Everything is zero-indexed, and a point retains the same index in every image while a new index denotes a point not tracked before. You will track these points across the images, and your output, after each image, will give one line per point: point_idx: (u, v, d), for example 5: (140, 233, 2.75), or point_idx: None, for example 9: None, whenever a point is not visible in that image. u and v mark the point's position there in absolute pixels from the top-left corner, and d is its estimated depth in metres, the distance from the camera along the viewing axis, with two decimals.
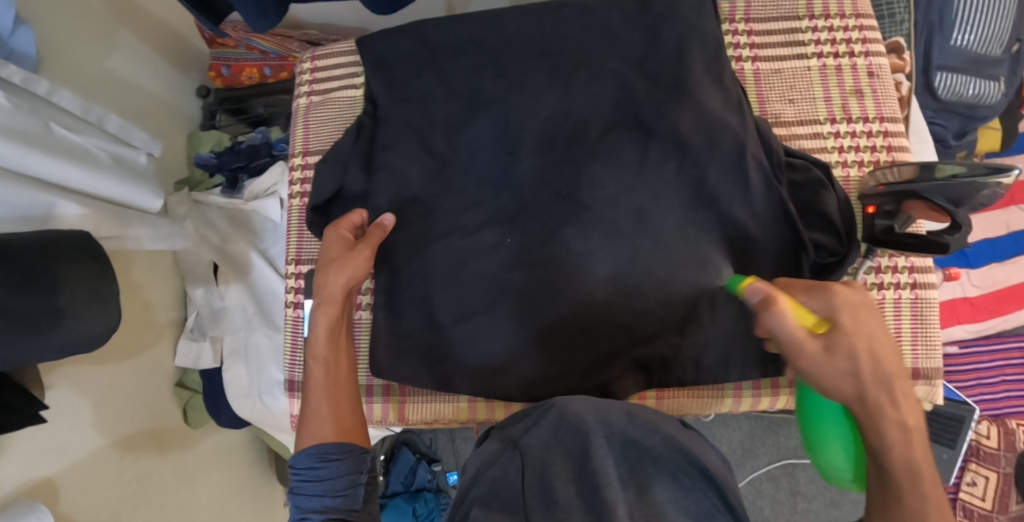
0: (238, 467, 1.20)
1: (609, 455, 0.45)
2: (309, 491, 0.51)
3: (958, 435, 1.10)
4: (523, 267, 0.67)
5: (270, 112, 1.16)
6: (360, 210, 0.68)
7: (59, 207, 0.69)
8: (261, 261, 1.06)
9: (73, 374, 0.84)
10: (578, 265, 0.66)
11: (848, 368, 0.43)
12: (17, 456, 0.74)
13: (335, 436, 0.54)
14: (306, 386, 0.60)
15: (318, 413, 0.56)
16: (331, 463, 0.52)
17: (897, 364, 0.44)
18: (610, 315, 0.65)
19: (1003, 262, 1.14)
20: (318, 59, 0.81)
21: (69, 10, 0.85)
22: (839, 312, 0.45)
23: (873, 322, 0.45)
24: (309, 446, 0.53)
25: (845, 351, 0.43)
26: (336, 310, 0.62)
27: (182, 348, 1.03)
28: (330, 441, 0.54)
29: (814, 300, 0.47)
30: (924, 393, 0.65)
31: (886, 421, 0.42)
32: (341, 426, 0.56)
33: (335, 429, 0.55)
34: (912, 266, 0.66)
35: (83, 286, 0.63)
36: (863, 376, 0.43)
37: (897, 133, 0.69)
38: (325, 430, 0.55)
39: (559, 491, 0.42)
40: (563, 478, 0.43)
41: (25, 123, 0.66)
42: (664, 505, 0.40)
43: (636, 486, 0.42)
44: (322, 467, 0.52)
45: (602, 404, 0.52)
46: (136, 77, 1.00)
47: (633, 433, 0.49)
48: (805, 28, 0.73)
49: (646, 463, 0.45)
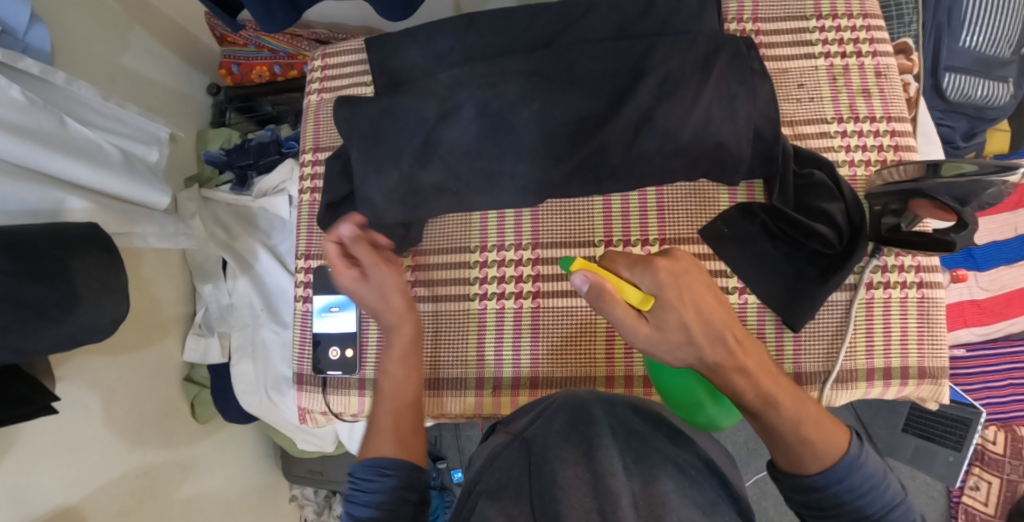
0: (244, 461, 1.21)
1: (612, 446, 0.46)
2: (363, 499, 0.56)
3: (964, 437, 1.10)
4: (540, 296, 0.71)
5: (278, 110, 1.19)
6: (353, 236, 0.67)
7: (70, 203, 0.71)
8: (269, 256, 1.07)
9: (80, 368, 0.84)
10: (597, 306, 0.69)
11: (682, 337, 0.52)
12: (26, 447, 0.75)
13: (395, 449, 0.59)
14: (376, 399, 0.66)
15: (382, 425, 0.62)
16: (385, 478, 0.56)
17: (724, 313, 0.54)
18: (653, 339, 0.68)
19: (1011, 265, 1.13)
20: (327, 57, 0.82)
21: (83, 8, 0.86)
22: (662, 289, 0.52)
23: (692, 283, 0.53)
24: (370, 458, 0.58)
25: (676, 325, 0.52)
26: (408, 332, 0.66)
27: (191, 343, 1.04)
28: (387, 456, 0.58)
29: (638, 274, 0.53)
30: (930, 393, 0.65)
31: (730, 373, 0.54)
32: (402, 441, 0.60)
33: (395, 444, 0.59)
34: (919, 266, 0.65)
35: (95, 277, 0.65)
36: (697, 341, 0.53)
37: (905, 132, 0.69)
38: (387, 443, 0.59)
39: (561, 481, 0.43)
40: (569, 464, 0.44)
41: (39, 119, 0.67)
42: (667, 495, 0.41)
43: (641, 475, 0.43)
44: (375, 481, 0.56)
45: (608, 396, 0.53)
46: (149, 73, 1.02)
47: (638, 425, 0.50)
48: (813, 27, 0.72)
49: (651, 454, 0.46)
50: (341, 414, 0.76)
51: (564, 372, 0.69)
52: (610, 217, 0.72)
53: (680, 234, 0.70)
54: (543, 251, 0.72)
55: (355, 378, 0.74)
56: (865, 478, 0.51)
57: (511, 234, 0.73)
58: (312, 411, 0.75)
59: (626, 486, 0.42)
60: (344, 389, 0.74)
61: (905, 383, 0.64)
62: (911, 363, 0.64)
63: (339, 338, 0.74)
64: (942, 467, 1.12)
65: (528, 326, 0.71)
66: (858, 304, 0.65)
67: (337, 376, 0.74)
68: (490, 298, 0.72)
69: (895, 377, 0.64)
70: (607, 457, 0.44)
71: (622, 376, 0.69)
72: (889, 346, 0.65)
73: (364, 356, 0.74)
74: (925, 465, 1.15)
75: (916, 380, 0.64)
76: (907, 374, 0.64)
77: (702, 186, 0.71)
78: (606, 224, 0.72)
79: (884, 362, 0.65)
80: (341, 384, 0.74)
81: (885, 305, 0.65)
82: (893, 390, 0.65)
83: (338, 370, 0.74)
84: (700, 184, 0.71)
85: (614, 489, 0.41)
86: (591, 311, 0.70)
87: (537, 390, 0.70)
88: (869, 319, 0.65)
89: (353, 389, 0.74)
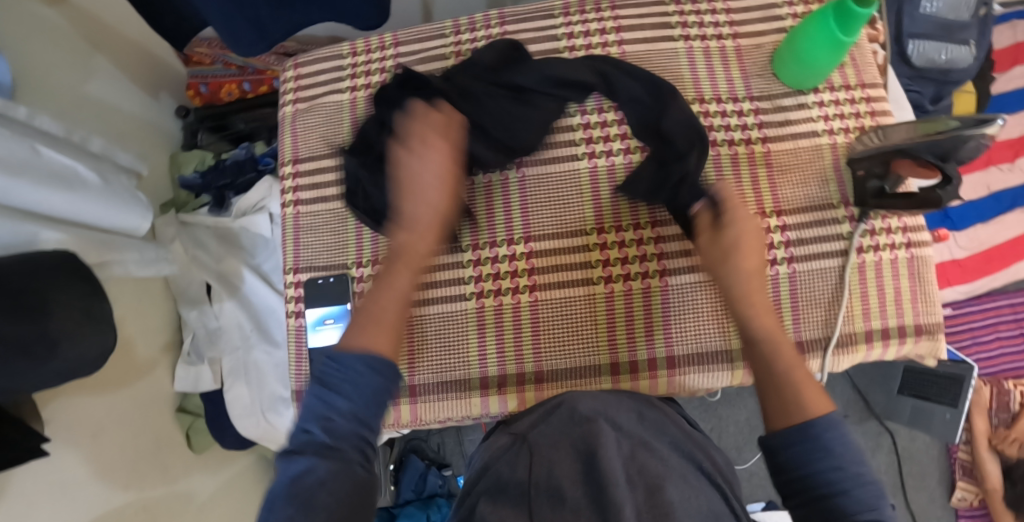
0: (246, 488, 1.18)
1: (617, 456, 0.48)
2: (343, 391, 0.50)
3: (960, 394, 1.09)
4: (537, 288, 0.70)
5: (251, 127, 1.15)
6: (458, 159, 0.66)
7: (44, 237, 0.67)
8: (255, 277, 1.05)
9: (69, 405, 0.81)
10: (603, 294, 0.70)
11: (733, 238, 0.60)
12: (20, 493, 0.72)
13: (382, 344, 0.54)
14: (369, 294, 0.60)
15: (374, 317, 0.57)
16: (365, 377, 0.51)
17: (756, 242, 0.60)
18: (652, 321, 0.69)
19: (987, 223, 1.17)
20: (300, 66, 0.81)
21: (42, 34, 0.83)
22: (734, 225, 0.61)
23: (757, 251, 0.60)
24: (355, 348, 0.53)
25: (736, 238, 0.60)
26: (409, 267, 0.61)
27: (181, 372, 1.01)
28: (375, 351, 0.53)
29: None
30: (927, 349, 0.65)
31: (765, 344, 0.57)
32: (389, 336, 0.55)
33: (382, 337, 0.55)
34: (905, 226, 0.65)
35: (79, 310, 0.63)
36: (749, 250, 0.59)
37: (879, 98, 0.69)
38: (374, 335, 0.54)
39: (568, 496, 0.46)
40: (571, 479, 0.47)
41: (10, 147, 0.64)
42: (673, 503, 0.44)
43: (645, 486, 0.46)
44: (353, 375, 0.51)
45: (609, 400, 0.54)
46: (116, 99, 0.99)
47: (642, 433, 0.52)
48: (781, 3, 0.73)
49: (654, 463, 0.48)
50: None
51: (570, 362, 0.69)
52: (601, 202, 0.72)
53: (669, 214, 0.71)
54: (536, 243, 0.72)
55: None
56: (845, 448, 0.48)
57: (502, 230, 0.72)
58: None
59: (629, 497, 0.44)
60: None
61: (903, 342, 0.64)
62: (907, 321, 0.64)
63: None
64: (941, 425, 1.09)
65: (528, 320, 0.70)
66: (851, 269, 0.65)
67: None
68: (486, 295, 0.71)
69: (893, 336, 0.64)
70: (609, 465, 0.46)
71: (626, 362, 0.68)
72: (884, 306, 0.65)
73: None
74: (924, 425, 1.12)
75: (913, 337, 0.64)
76: (904, 332, 0.64)
77: None
78: (598, 209, 0.71)
79: (881, 322, 0.64)
80: None
81: (877, 268, 0.65)
82: (891, 349, 0.65)
83: None
84: None
85: (618, 500, 0.43)
86: (590, 300, 0.70)
87: (544, 385, 0.69)
88: (862, 283, 0.65)
89: None
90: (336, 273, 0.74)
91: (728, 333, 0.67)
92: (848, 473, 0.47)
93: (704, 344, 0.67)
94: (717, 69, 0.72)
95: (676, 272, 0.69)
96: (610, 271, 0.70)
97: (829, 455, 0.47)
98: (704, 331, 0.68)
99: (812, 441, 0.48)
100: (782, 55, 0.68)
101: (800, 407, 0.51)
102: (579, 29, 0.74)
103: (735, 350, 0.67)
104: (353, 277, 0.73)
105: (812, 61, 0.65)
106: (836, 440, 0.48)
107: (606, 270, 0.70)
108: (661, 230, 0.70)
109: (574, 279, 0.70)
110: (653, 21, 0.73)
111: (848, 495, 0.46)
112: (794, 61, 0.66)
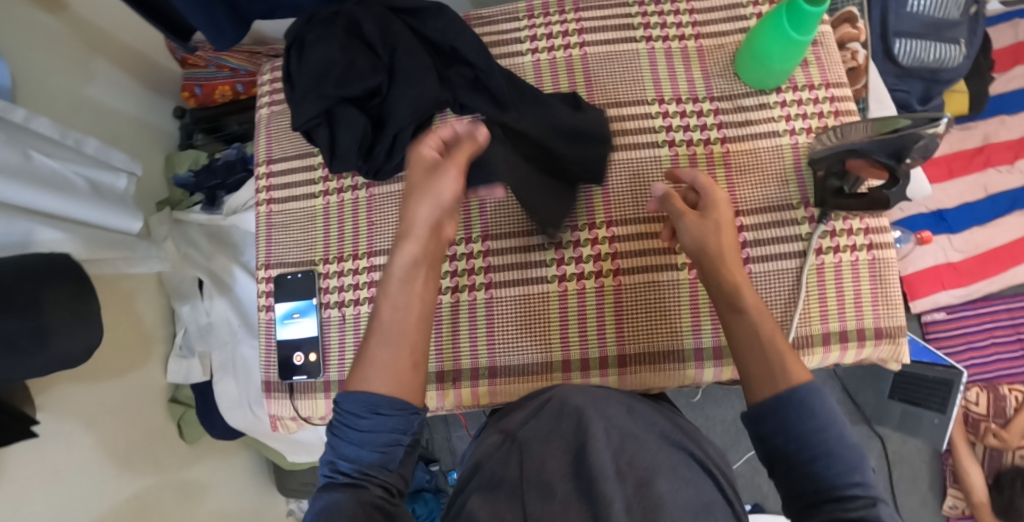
0: (237, 477, 1.22)
1: (607, 449, 0.47)
2: (353, 438, 0.47)
3: (949, 398, 1.05)
4: (494, 286, 0.71)
5: (245, 128, 1.19)
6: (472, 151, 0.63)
7: (38, 234, 0.71)
8: (244, 273, 1.08)
9: (64, 395, 0.85)
10: (557, 291, 0.70)
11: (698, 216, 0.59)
12: (15, 477, 0.75)
13: (391, 385, 0.48)
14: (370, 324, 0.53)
15: (379, 356, 0.49)
16: (376, 416, 0.46)
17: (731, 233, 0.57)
18: (641, 314, 0.69)
19: (984, 225, 1.14)
20: (276, 70, 0.82)
21: (42, 40, 0.87)
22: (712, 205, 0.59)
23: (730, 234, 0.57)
24: (362, 391, 0.48)
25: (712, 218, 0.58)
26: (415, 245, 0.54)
27: (172, 365, 1.04)
28: (384, 391, 0.48)
29: None
30: (889, 352, 0.65)
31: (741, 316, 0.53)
32: (401, 374, 0.49)
33: (391, 379, 0.48)
34: (867, 227, 0.65)
35: (67, 308, 0.66)
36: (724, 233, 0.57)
37: (843, 98, 0.69)
38: (383, 378, 0.48)
39: (559, 490, 0.46)
40: (562, 473, 0.47)
41: (2, 152, 0.67)
42: (664, 495, 0.44)
43: (635, 479, 0.46)
44: (369, 419, 0.47)
45: (601, 396, 0.53)
46: (112, 102, 1.03)
47: (632, 427, 0.51)
48: (746, 3, 0.73)
49: (642, 454, 0.48)
50: (310, 418, 0.76)
51: (521, 360, 0.70)
52: None
53: (625, 213, 0.70)
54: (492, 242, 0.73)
55: (321, 382, 0.74)
56: (821, 412, 0.45)
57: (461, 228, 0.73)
58: (282, 418, 0.76)
59: (618, 491, 0.44)
60: (311, 393, 0.74)
61: (863, 345, 0.64)
62: (866, 324, 0.64)
63: (303, 343, 0.75)
64: (930, 429, 1.07)
65: (483, 317, 0.71)
66: (809, 270, 0.64)
67: (303, 381, 0.74)
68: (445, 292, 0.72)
69: (852, 339, 0.64)
70: (598, 459, 0.46)
71: (578, 359, 0.69)
72: (843, 308, 0.64)
73: (328, 358, 0.75)
74: (913, 428, 1.10)
75: (874, 340, 0.64)
76: (864, 335, 0.64)
77: (642, 165, 0.71)
78: None
79: (839, 324, 0.64)
80: (307, 389, 0.74)
81: (836, 270, 0.65)
82: (851, 353, 0.64)
83: (303, 375, 0.74)
84: (639, 167, 0.71)
85: (607, 494, 0.44)
86: (543, 297, 0.70)
87: (496, 381, 0.70)
88: (821, 285, 0.65)
89: (319, 393, 0.74)
90: (303, 269, 0.76)
91: (680, 333, 0.68)
92: (830, 439, 0.44)
93: (664, 340, 0.68)
94: (678, 69, 0.72)
95: (629, 272, 0.69)
96: (564, 270, 0.70)
97: (810, 416, 0.45)
98: (659, 329, 0.68)
99: (792, 406, 0.46)
100: (744, 54, 0.68)
101: (784, 371, 0.48)
102: (542, 32, 0.75)
103: (687, 351, 0.67)
104: (320, 273, 0.76)
105: (772, 61, 0.64)
106: (815, 401, 0.45)
107: (560, 269, 0.70)
108: (616, 229, 0.70)
109: (522, 277, 0.71)
110: (615, 23, 0.74)
111: (824, 456, 0.44)
112: (756, 59, 0.66)
